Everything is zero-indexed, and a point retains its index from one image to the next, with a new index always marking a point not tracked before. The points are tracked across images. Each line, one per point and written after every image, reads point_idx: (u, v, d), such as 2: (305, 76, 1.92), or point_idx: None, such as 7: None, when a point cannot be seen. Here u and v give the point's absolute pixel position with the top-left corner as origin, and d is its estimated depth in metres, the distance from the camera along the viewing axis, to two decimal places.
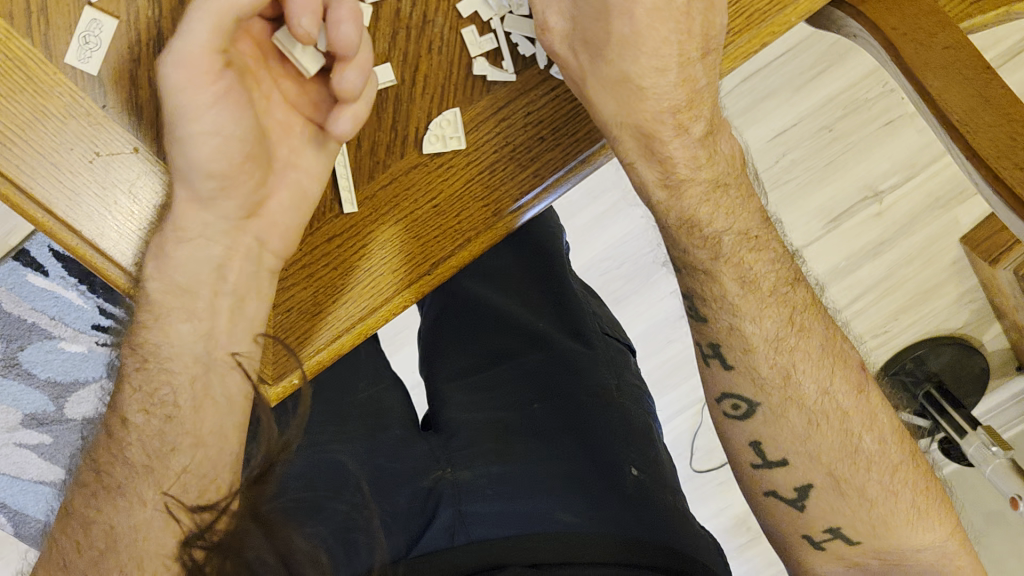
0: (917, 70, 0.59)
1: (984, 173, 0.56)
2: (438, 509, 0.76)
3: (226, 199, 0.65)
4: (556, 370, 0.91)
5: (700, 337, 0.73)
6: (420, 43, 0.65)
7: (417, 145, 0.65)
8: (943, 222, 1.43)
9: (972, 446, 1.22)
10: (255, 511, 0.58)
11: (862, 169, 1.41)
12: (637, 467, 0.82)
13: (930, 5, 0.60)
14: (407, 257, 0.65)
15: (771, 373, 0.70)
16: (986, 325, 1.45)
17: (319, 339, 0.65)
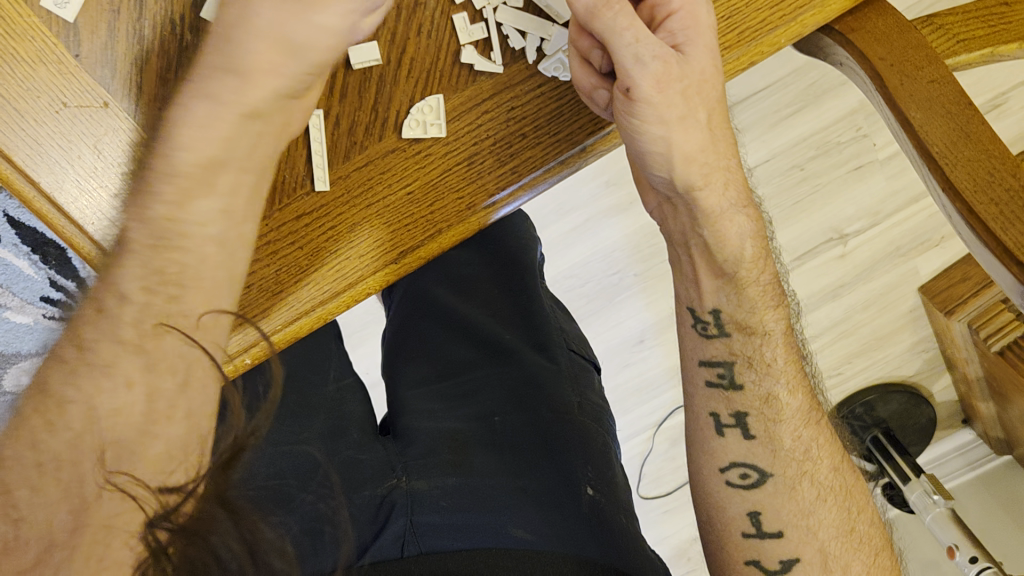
0: (902, 100, 0.59)
1: (960, 205, 0.57)
2: (391, 518, 0.76)
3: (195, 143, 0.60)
4: (515, 384, 0.89)
5: (720, 405, 0.71)
6: (409, 25, 0.64)
7: (396, 129, 0.64)
8: (901, 270, 1.44)
9: (914, 493, 1.24)
10: (223, 495, 0.54)
11: (829, 210, 1.42)
12: (592, 485, 0.81)
13: (919, 41, 0.61)
14: (377, 245, 0.63)
15: (794, 445, 0.69)
16: (936, 376, 1.48)
17: (277, 322, 0.63)
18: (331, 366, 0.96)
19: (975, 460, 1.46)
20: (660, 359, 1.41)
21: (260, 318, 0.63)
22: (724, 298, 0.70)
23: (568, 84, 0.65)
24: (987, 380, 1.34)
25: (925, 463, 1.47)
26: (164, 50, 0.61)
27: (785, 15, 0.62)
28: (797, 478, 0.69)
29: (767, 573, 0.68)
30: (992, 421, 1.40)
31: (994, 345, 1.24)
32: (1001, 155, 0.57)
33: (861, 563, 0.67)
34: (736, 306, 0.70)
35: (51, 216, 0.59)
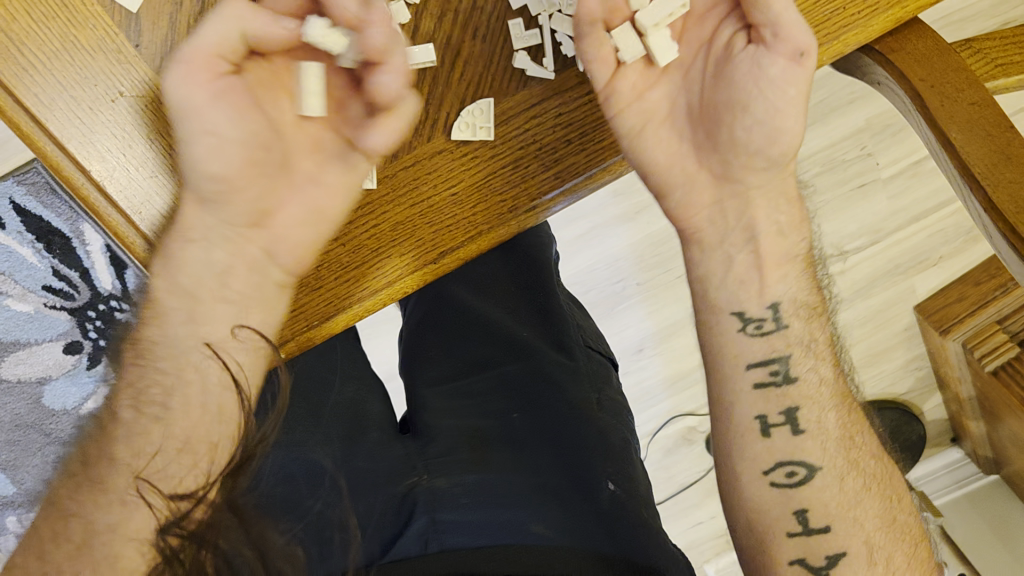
0: (941, 122, 0.60)
1: (1003, 228, 0.58)
2: (413, 516, 0.76)
3: (231, 206, 0.62)
4: (535, 380, 0.90)
5: (770, 404, 0.69)
6: (466, 27, 0.65)
7: (445, 130, 0.65)
8: (900, 288, 1.46)
9: None
10: (233, 502, 0.57)
11: (833, 227, 1.42)
12: (613, 480, 0.81)
13: (958, 63, 0.62)
14: (418, 245, 0.64)
15: (840, 432, 0.69)
16: (927, 394, 1.51)
17: (318, 321, 0.64)
18: (340, 363, 0.96)
19: (961, 479, 1.49)
20: (658, 368, 1.42)
21: (301, 313, 0.64)
22: (786, 288, 0.71)
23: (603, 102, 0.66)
24: (979, 400, 1.36)
25: (914, 478, 1.51)
26: None
27: (829, 33, 0.64)
28: (845, 470, 0.68)
29: (811, 570, 0.67)
30: (981, 439, 1.42)
31: (988, 365, 1.26)
32: None
33: (902, 555, 0.66)
34: (795, 297, 0.71)
35: (96, 203, 0.59)
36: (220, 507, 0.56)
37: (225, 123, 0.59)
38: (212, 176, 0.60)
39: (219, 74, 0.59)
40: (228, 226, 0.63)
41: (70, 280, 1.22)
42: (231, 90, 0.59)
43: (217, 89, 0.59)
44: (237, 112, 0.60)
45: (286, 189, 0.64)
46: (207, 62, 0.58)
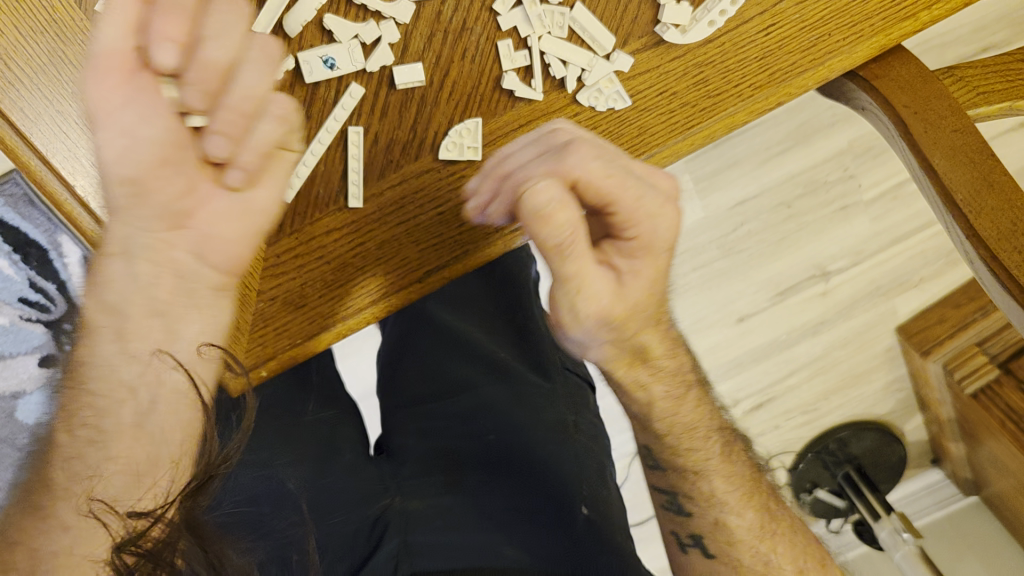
0: (926, 146, 0.61)
1: (984, 255, 0.58)
2: (383, 539, 0.70)
3: (145, 208, 0.56)
4: (511, 405, 0.87)
5: (679, 527, 0.74)
6: (455, 48, 0.61)
7: (432, 149, 0.62)
8: (881, 309, 1.47)
9: (884, 530, 1.26)
10: (190, 521, 0.49)
11: (813, 248, 1.43)
12: (587, 505, 0.77)
13: (942, 88, 0.63)
14: (381, 277, 0.63)
15: (752, 562, 0.70)
16: (907, 416, 1.51)
17: (298, 338, 0.63)
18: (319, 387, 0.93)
19: (944, 499, 1.51)
20: None
21: (277, 335, 0.63)
22: (650, 438, 0.72)
23: (461, 166, 0.62)
24: (960, 422, 1.40)
25: (896, 501, 1.51)
26: None
27: (818, 58, 0.63)
28: None
29: None
30: (962, 462, 1.44)
31: (969, 387, 1.31)
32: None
33: None
34: (663, 447, 0.71)
35: (79, 217, 0.59)
36: (176, 525, 0.49)
37: (139, 125, 0.52)
38: (121, 177, 0.54)
39: (133, 73, 0.52)
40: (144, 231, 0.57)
41: (46, 293, 1.21)
42: (149, 96, 0.52)
43: (138, 100, 0.52)
44: (158, 114, 0.53)
45: (202, 189, 0.57)
46: (119, 62, 0.51)
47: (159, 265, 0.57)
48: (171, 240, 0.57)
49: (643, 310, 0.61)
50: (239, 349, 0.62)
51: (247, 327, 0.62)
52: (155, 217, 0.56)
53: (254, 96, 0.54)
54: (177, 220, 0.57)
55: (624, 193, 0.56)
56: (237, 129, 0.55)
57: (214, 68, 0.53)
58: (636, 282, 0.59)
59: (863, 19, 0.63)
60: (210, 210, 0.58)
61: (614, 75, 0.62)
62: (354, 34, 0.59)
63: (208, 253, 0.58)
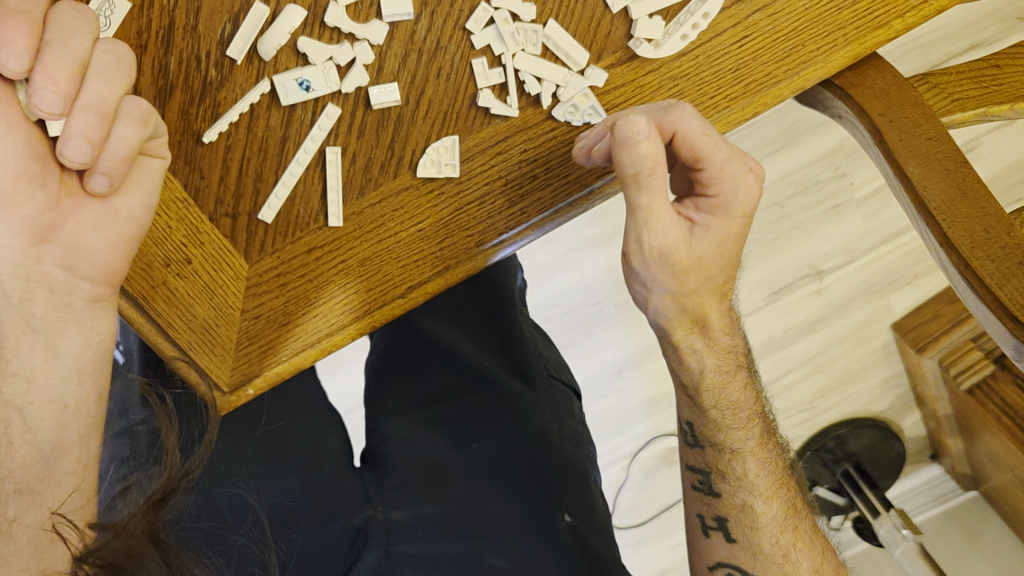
0: (900, 154, 0.61)
1: (957, 261, 0.58)
2: (365, 549, 0.72)
3: (4, 222, 0.50)
4: (496, 414, 0.86)
5: (705, 509, 0.77)
6: (429, 67, 0.62)
7: (410, 167, 0.63)
8: (875, 306, 1.47)
9: (884, 527, 1.29)
10: (153, 534, 0.50)
11: (806, 248, 1.44)
12: (571, 512, 0.79)
13: (915, 95, 0.64)
14: (363, 294, 0.63)
15: (772, 549, 0.74)
16: (906, 411, 1.50)
17: (283, 354, 0.64)
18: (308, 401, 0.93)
19: (942, 495, 1.49)
20: (638, 390, 1.40)
21: (264, 352, 0.64)
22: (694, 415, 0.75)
23: (440, 183, 0.63)
24: (957, 418, 1.38)
25: (894, 497, 1.49)
26: (187, 85, 0.60)
27: (792, 68, 0.63)
28: None
29: None
30: (960, 456, 1.43)
31: (964, 382, 1.31)
32: (996, 212, 0.58)
33: None
34: (702, 420, 0.74)
35: None
36: (138, 535, 0.50)
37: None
38: None
39: None
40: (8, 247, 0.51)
41: None
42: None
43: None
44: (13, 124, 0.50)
45: (69, 202, 0.53)
46: None
47: (29, 281, 0.52)
48: (38, 255, 0.52)
49: (715, 267, 0.66)
50: (227, 369, 0.63)
51: (235, 346, 0.63)
52: (16, 233, 0.51)
53: (110, 98, 0.50)
54: (41, 233, 0.52)
55: (714, 151, 0.61)
56: (95, 131, 0.49)
57: (67, 67, 0.49)
58: (710, 238, 0.65)
59: (835, 29, 0.63)
60: (79, 221, 0.53)
61: (588, 90, 0.62)
62: (328, 56, 0.60)
63: (81, 267, 0.53)
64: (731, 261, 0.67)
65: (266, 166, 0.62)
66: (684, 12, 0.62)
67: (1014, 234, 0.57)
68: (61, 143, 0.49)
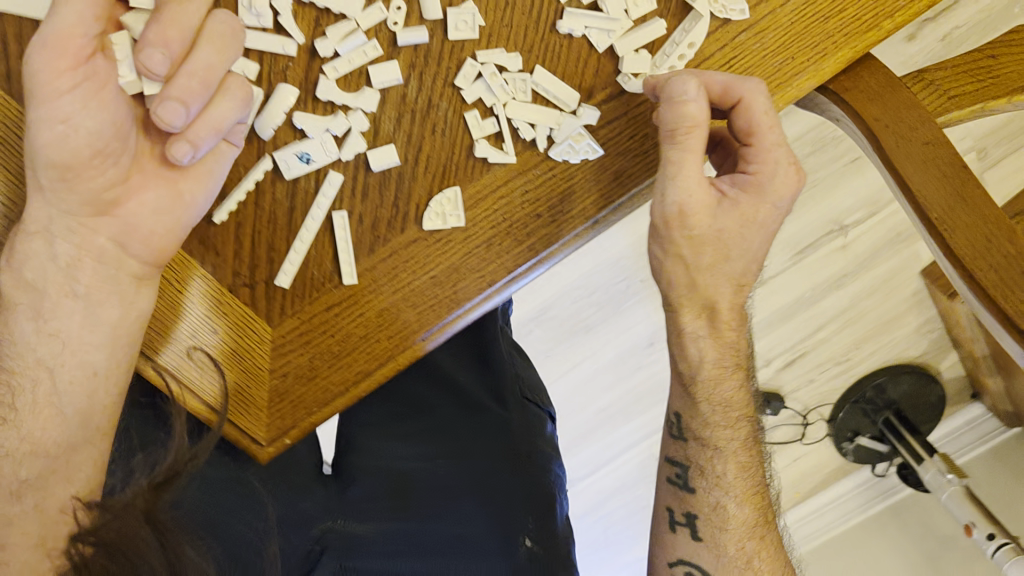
0: (900, 163, 0.61)
1: (960, 271, 0.59)
2: (321, 559, 0.74)
3: (73, 195, 0.57)
4: (471, 435, 0.87)
5: (675, 503, 0.78)
6: (424, 125, 0.63)
7: (416, 222, 0.64)
8: (904, 256, 1.40)
9: (928, 472, 1.33)
10: (148, 513, 0.56)
11: (826, 205, 1.35)
12: (531, 537, 0.77)
13: (912, 98, 0.63)
14: (379, 345, 0.66)
15: (737, 552, 0.76)
16: (942, 353, 1.49)
17: (315, 407, 0.66)
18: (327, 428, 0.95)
19: (985, 434, 1.51)
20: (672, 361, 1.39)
21: (293, 407, 0.66)
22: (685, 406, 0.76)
23: (448, 233, 0.64)
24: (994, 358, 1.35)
25: (936, 440, 1.52)
26: None
27: (783, 82, 0.63)
28: None
29: None
30: (1001, 396, 1.43)
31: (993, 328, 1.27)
32: (998, 220, 0.59)
33: None
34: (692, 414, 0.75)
35: None
36: (135, 517, 0.55)
37: (77, 113, 0.54)
38: (52, 163, 0.55)
39: (85, 58, 0.54)
40: (70, 216, 0.58)
41: None
42: (98, 81, 0.55)
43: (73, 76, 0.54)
44: (98, 103, 0.55)
45: (138, 176, 0.60)
46: (72, 46, 0.53)
47: (80, 249, 0.60)
48: (95, 226, 0.59)
49: (742, 244, 0.68)
50: (264, 425, 0.66)
51: (268, 404, 0.66)
52: (81, 203, 0.58)
53: (208, 77, 0.55)
54: (102, 207, 0.59)
55: (769, 134, 0.63)
56: (193, 99, 0.55)
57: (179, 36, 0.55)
58: (736, 213, 0.67)
59: (824, 37, 0.63)
60: (140, 200, 0.60)
61: (582, 129, 0.62)
62: (325, 128, 0.62)
63: (132, 245, 0.60)
64: (762, 244, 0.69)
65: (278, 237, 0.64)
66: (670, 44, 0.63)
67: (1017, 242, 0.58)
68: (158, 104, 0.54)
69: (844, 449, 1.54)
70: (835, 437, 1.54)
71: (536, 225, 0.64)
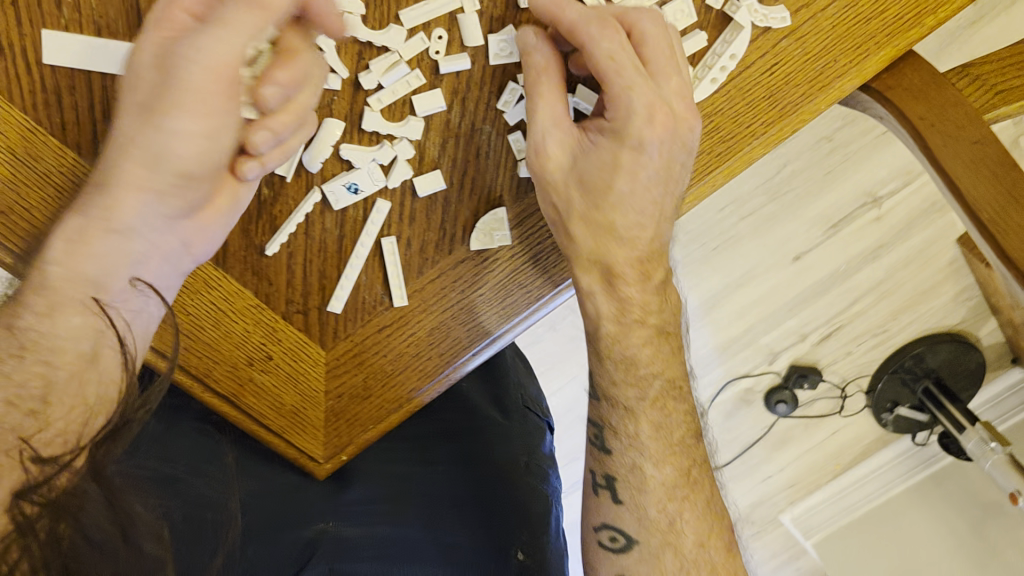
0: (948, 163, 0.61)
1: (1011, 270, 0.58)
2: (311, 562, 0.76)
3: (169, 196, 0.55)
4: (467, 438, 0.90)
5: (596, 465, 0.74)
6: (469, 149, 0.63)
7: (464, 241, 0.65)
8: (940, 225, 1.31)
9: (970, 442, 1.28)
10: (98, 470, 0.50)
11: (861, 176, 1.26)
12: (523, 550, 0.79)
13: (958, 97, 0.63)
14: (419, 368, 0.67)
15: (658, 516, 0.72)
16: (982, 321, 1.41)
17: (368, 427, 0.69)
18: None
19: None
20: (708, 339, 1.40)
21: (344, 427, 0.68)
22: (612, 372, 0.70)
23: (494, 253, 0.65)
24: None
25: (975, 408, 1.49)
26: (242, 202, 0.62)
27: (826, 85, 0.63)
28: (660, 548, 0.71)
29: None
30: None
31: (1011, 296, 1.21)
32: None
33: None
34: (622, 373, 0.70)
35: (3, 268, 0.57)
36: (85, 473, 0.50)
37: (209, 119, 0.52)
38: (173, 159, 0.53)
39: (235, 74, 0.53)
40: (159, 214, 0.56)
41: None
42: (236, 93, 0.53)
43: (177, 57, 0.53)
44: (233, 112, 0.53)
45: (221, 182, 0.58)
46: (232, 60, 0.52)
47: (150, 249, 0.56)
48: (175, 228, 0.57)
49: (614, 200, 0.62)
50: (321, 444, 0.69)
51: (323, 424, 0.68)
52: (177, 207, 0.56)
53: (298, 102, 0.56)
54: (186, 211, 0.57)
55: (666, 78, 0.60)
56: (283, 131, 0.56)
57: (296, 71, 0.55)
58: (595, 161, 0.61)
59: (868, 37, 0.62)
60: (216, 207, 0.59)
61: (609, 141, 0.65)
62: (370, 158, 0.62)
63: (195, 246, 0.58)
64: (652, 218, 0.64)
65: (329, 263, 0.65)
66: (711, 56, 0.63)
67: None
68: (253, 132, 0.55)
69: (883, 418, 1.48)
70: (873, 410, 1.47)
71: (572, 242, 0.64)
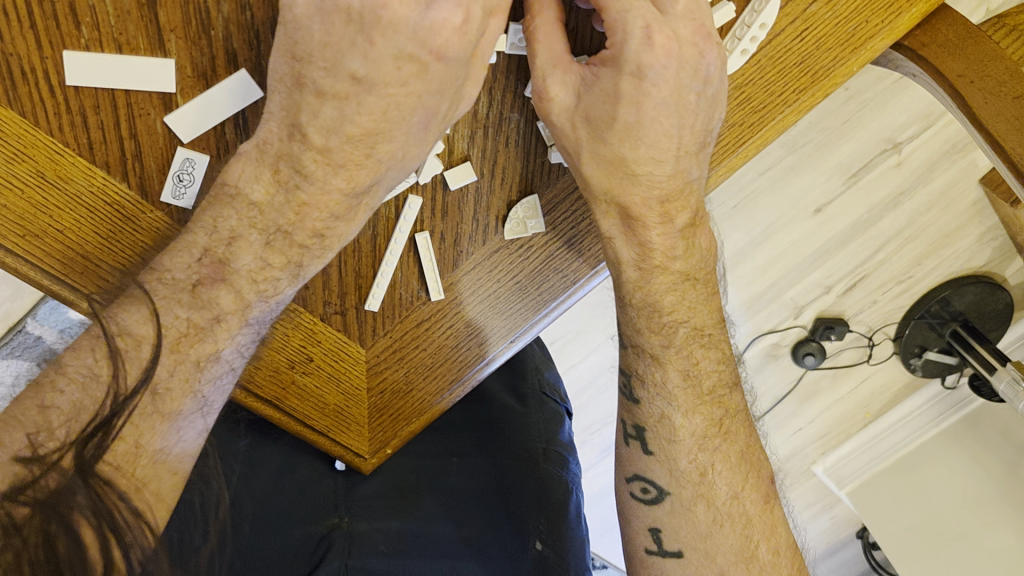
0: (990, 121, 0.59)
1: None
2: (327, 557, 0.75)
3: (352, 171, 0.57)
4: (487, 428, 0.89)
5: (626, 414, 0.72)
6: (498, 138, 0.62)
7: (499, 230, 0.65)
8: (962, 166, 1.28)
9: (1003, 382, 1.21)
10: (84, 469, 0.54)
11: (883, 122, 1.23)
12: (541, 539, 0.79)
13: (997, 49, 0.61)
14: (449, 365, 0.69)
15: (689, 468, 0.70)
16: (1007, 260, 1.37)
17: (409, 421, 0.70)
18: None
19: None
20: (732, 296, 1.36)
21: (383, 425, 0.70)
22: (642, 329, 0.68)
23: (526, 240, 0.65)
24: None
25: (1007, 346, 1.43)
26: None
27: (857, 46, 0.61)
28: (693, 500, 0.70)
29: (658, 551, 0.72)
30: None
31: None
32: None
33: (727, 552, 0.70)
34: (648, 317, 0.67)
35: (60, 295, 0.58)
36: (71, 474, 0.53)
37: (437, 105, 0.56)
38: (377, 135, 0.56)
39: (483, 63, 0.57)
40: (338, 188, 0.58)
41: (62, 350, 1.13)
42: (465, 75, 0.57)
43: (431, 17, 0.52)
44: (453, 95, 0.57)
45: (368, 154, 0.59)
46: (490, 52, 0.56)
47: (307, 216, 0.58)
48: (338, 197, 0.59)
49: (627, 139, 0.59)
50: (366, 441, 0.70)
51: (367, 421, 0.69)
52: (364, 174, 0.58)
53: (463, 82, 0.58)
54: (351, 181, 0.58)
55: (672, 2, 0.57)
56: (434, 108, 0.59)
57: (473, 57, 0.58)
58: (600, 93, 0.58)
59: None
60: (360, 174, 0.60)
61: None
62: None
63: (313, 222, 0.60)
64: (669, 156, 0.61)
65: (364, 263, 0.64)
66: (740, 27, 0.60)
67: None
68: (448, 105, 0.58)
69: (911, 363, 1.45)
70: (902, 354, 1.44)
71: (599, 211, 0.63)
